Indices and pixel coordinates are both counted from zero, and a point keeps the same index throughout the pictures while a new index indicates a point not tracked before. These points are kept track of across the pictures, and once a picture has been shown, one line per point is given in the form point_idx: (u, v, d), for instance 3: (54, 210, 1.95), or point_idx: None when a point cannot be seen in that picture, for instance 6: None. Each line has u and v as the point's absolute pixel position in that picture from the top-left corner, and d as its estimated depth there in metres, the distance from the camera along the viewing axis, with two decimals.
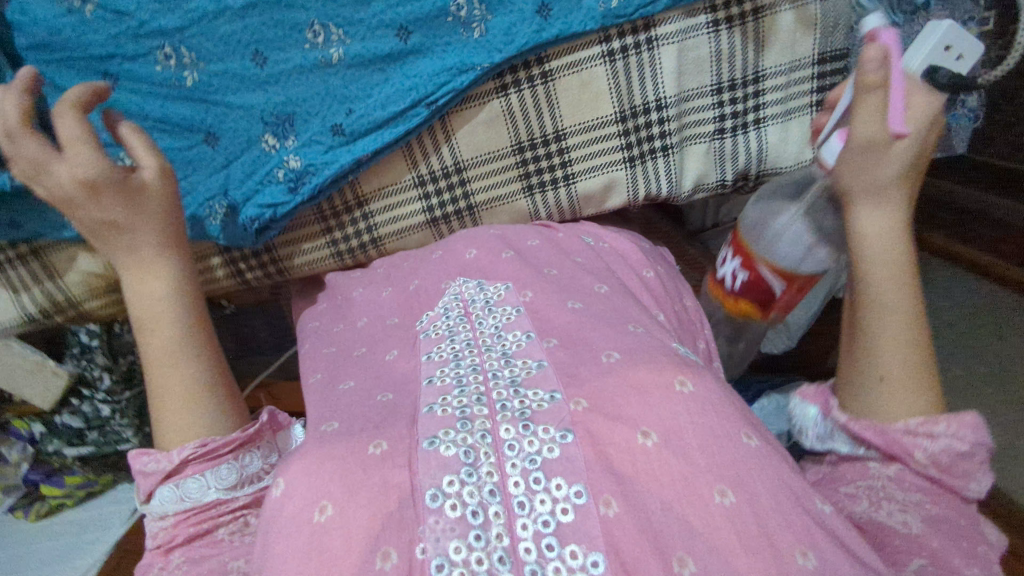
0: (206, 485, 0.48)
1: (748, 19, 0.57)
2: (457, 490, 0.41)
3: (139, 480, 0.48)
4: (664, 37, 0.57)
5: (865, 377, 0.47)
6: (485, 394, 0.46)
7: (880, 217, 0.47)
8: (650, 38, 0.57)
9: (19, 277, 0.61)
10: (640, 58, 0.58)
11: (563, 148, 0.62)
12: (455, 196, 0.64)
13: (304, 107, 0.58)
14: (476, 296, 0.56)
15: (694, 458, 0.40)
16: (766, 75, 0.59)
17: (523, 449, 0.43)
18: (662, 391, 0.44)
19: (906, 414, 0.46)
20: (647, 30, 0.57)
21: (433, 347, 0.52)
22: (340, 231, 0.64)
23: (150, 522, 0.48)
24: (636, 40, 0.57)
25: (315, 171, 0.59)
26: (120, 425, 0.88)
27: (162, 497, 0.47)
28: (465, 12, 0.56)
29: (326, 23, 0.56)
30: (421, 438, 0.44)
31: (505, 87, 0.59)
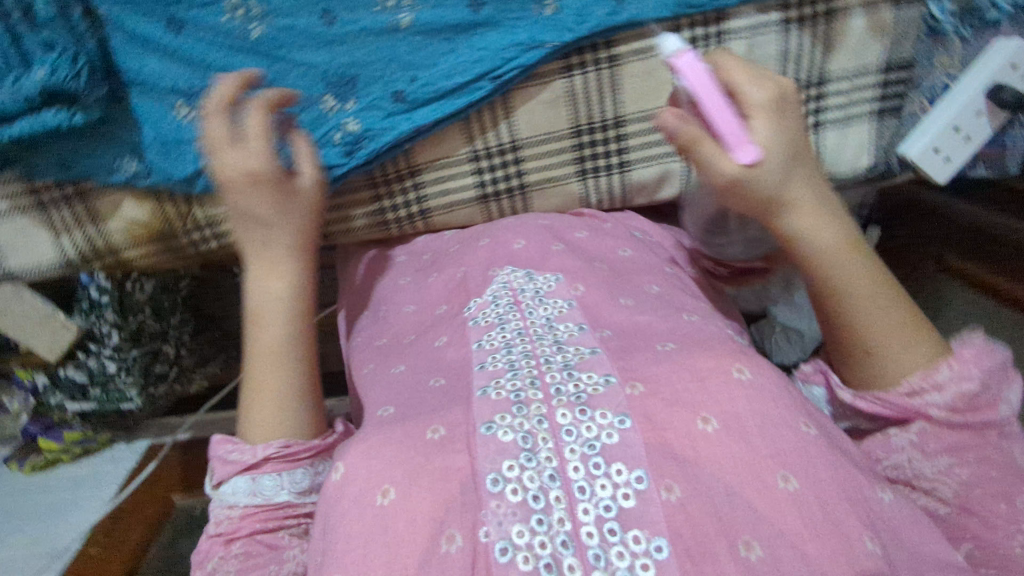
0: (279, 487, 0.48)
1: (819, 20, 0.56)
2: (518, 475, 0.40)
3: (216, 464, 0.49)
4: (734, 31, 0.56)
5: (858, 354, 0.47)
6: (539, 377, 0.45)
7: (805, 215, 0.46)
8: (720, 31, 0.56)
9: (63, 219, 0.61)
10: (708, 51, 0.57)
11: (621, 135, 0.61)
12: (509, 175, 0.63)
13: (367, 71, 0.57)
14: (526, 287, 0.53)
15: (756, 444, 0.41)
16: (830, 78, 0.58)
17: (581, 435, 0.42)
18: (719, 377, 0.44)
19: (911, 369, 0.46)
20: (717, 23, 0.56)
21: (484, 334, 0.50)
22: (389, 200, 0.63)
23: (218, 507, 0.48)
24: (706, 32, 0.57)
25: (373, 135, 0.58)
26: (124, 384, 0.85)
27: (236, 487, 0.48)
28: None
29: None
30: (480, 420, 0.43)
31: (570, 68, 0.58)
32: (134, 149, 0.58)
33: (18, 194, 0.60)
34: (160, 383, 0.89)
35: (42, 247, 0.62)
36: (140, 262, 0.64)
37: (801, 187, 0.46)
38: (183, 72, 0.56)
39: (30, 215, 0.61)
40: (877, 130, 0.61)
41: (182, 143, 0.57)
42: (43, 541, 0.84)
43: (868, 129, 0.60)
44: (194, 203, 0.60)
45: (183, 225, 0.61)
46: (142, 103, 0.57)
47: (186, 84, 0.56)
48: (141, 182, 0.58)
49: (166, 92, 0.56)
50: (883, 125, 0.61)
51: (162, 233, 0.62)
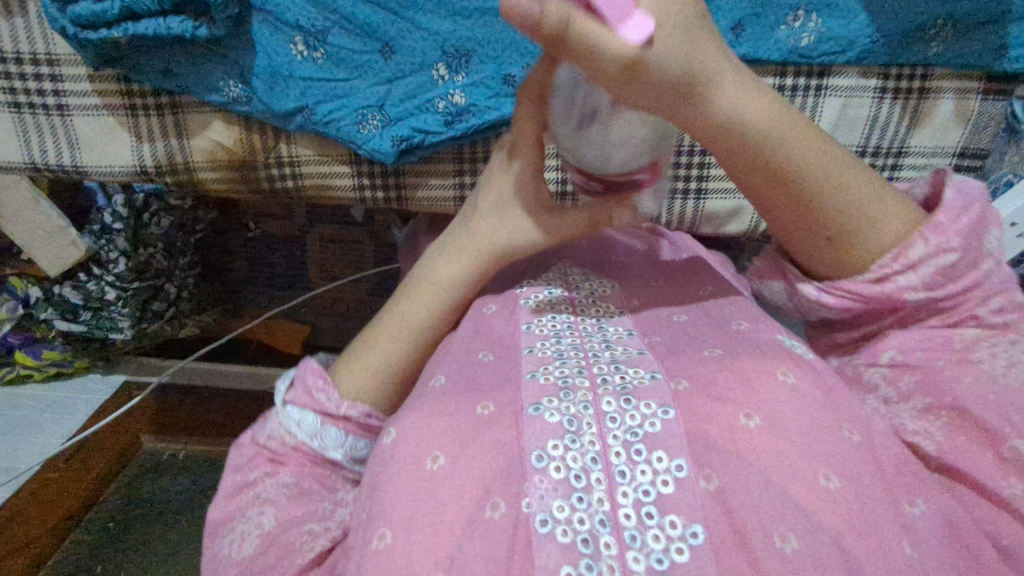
0: (341, 446, 0.45)
1: (913, 94, 0.59)
2: (561, 454, 0.33)
3: (298, 387, 0.46)
4: (835, 87, 0.59)
5: (836, 239, 0.41)
6: (587, 366, 0.38)
7: (729, 102, 0.38)
8: (820, 84, 0.59)
9: (148, 125, 0.62)
10: (805, 100, 0.59)
11: (706, 162, 0.62)
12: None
13: (484, 48, 0.58)
14: (580, 283, 0.46)
15: (797, 443, 0.36)
16: (909, 152, 0.61)
17: (624, 422, 0.35)
18: (764, 376, 0.38)
19: (895, 232, 0.40)
20: (820, 76, 0.58)
21: (534, 320, 0.42)
22: (470, 178, 0.64)
23: (274, 423, 0.46)
24: (808, 82, 0.58)
25: (476, 112, 0.59)
26: (118, 315, 0.80)
27: (304, 422, 0.45)
28: None
29: None
30: (524, 402, 0.36)
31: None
32: (239, 73, 0.58)
33: (111, 92, 0.61)
34: (154, 321, 0.83)
35: (120, 149, 0.63)
36: (213, 184, 0.65)
37: (716, 69, 0.37)
38: (310, 12, 0.57)
39: (118, 116, 0.62)
40: None
41: (290, 78, 0.58)
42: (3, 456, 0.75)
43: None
44: (283, 140, 0.62)
45: (266, 157, 0.63)
46: (262, 29, 0.58)
47: (309, 24, 0.57)
48: (238, 107, 0.59)
49: (287, 26, 0.58)
50: None
51: (243, 161, 0.63)
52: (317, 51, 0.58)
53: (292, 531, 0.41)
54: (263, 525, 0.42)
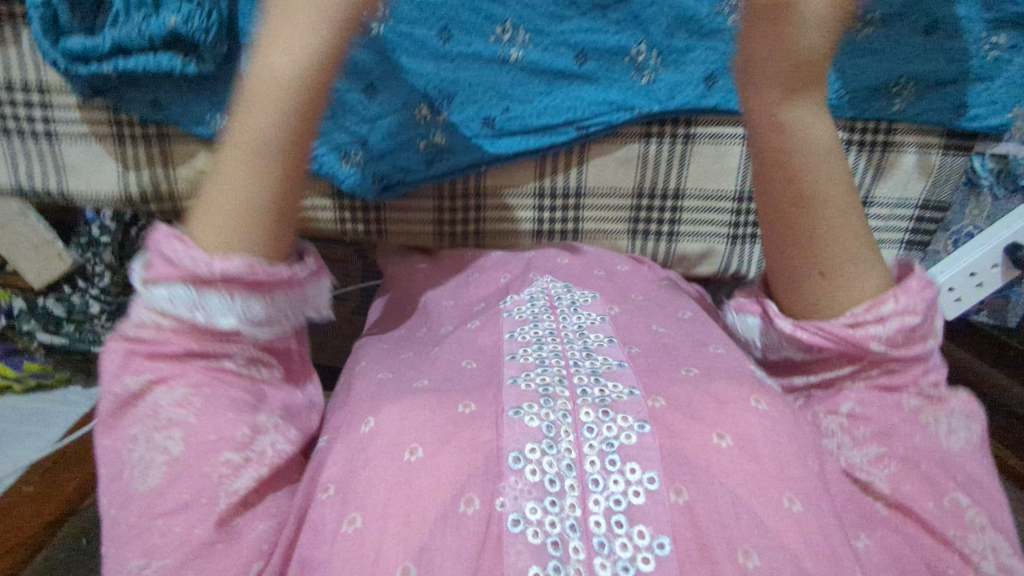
0: (234, 313, 0.36)
1: (876, 149, 0.63)
2: (538, 458, 0.34)
3: (155, 259, 0.36)
4: None
5: (806, 271, 0.43)
6: (567, 377, 0.39)
7: (801, 110, 0.41)
8: None
9: (134, 155, 0.65)
10: None
11: (678, 205, 0.66)
12: (568, 215, 0.66)
13: (467, 91, 0.60)
14: (562, 295, 0.47)
15: (767, 466, 0.36)
16: (874, 200, 0.65)
17: (601, 433, 0.36)
18: (738, 403, 0.39)
19: (856, 301, 0.42)
20: None
21: (517, 327, 0.43)
22: (450, 212, 0.66)
23: (144, 306, 0.36)
24: None
25: (456, 152, 0.61)
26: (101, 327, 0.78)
27: (172, 294, 0.35)
28: (643, 58, 0.60)
29: (517, 24, 0.59)
30: (505, 403, 0.37)
31: (649, 134, 0.63)
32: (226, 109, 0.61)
33: (100, 122, 0.64)
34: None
35: (106, 177, 0.66)
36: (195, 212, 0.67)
37: (815, 82, 0.41)
38: None
39: (106, 145, 0.65)
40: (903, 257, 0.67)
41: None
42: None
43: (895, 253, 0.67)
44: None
45: None
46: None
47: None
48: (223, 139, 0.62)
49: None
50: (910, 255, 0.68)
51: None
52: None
53: (207, 462, 0.35)
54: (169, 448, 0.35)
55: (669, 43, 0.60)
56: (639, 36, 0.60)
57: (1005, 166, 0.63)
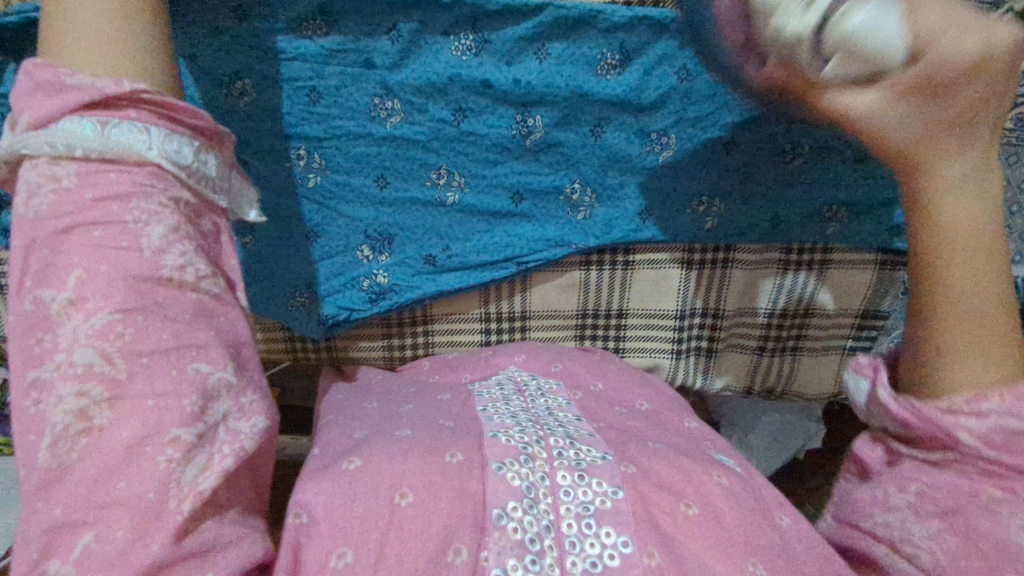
0: (145, 142, 0.38)
1: (813, 267, 0.70)
2: (519, 516, 0.35)
3: (37, 103, 0.37)
4: (737, 262, 0.70)
5: (932, 341, 0.43)
6: (544, 438, 0.41)
7: (953, 178, 0.41)
8: (727, 257, 0.70)
9: None
10: (713, 272, 0.70)
11: (621, 324, 0.73)
12: (513, 327, 0.73)
13: (404, 232, 0.68)
14: (529, 382, 0.51)
15: (733, 535, 0.36)
16: (814, 312, 0.72)
17: (577, 496, 0.37)
18: (700, 476, 0.40)
19: (960, 390, 0.42)
20: (727, 252, 0.70)
21: (490, 405, 0.47)
22: (398, 339, 0.73)
23: (40, 159, 0.37)
24: (715, 257, 0.70)
25: (397, 290, 0.69)
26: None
27: (78, 129, 0.36)
28: (577, 196, 0.67)
29: (451, 169, 0.66)
30: (489, 458, 0.38)
31: (588, 263, 0.70)
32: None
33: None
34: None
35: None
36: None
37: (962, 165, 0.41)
38: None
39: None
40: (843, 361, 0.75)
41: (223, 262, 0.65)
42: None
43: (840, 356, 0.75)
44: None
45: None
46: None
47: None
48: None
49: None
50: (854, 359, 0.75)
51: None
52: (247, 237, 0.66)
53: (149, 440, 0.33)
54: (95, 416, 0.33)
55: (602, 181, 0.66)
56: (572, 175, 0.66)
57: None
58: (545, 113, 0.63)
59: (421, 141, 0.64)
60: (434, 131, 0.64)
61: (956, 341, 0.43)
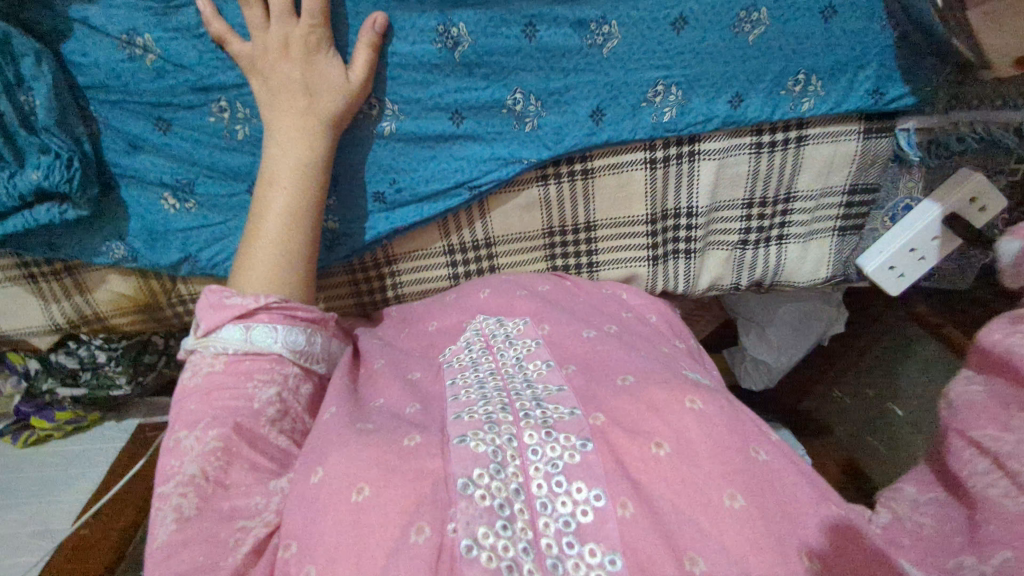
0: (275, 338, 0.47)
1: (790, 145, 0.61)
2: (486, 483, 0.34)
3: (206, 314, 0.47)
4: (705, 152, 0.62)
5: None
6: (509, 403, 0.39)
7: None
8: (692, 151, 0.62)
9: (52, 291, 0.67)
10: (680, 168, 0.63)
11: (591, 238, 0.67)
12: (479, 257, 0.69)
13: (349, 172, 0.62)
14: (496, 331, 0.49)
15: (707, 466, 0.34)
16: (797, 196, 0.65)
17: (546, 454, 0.36)
18: (671, 406, 0.37)
19: None
20: (691, 143, 0.61)
21: (457, 374, 0.44)
22: (366, 285, 0.71)
23: (199, 356, 0.46)
24: (679, 151, 0.62)
25: (352, 234, 0.64)
26: (114, 372, 0.77)
27: (227, 333, 0.45)
28: (520, 106, 0.59)
29: (383, 98, 0.59)
30: (450, 435, 0.36)
31: (545, 176, 0.64)
32: (118, 237, 0.62)
33: (9, 267, 0.65)
34: (149, 373, 0.79)
35: (30, 313, 0.68)
36: (124, 325, 0.71)
37: None
38: (171, 168, 0.60)
39: (22, 285, 0.66)
40: (840, 245, 0.67)
41: (168, 232, 0.62)
42: (27, 523, 0.71)
43: (830, 241, 0.67)
44: (179, 282, 0.67)
45: (167, 298, 0.69)
46: (131, 192, 0.61)
47: (173, 179, 0.61)
48: (126, 264, 0.64)
49: (153, 185, 0.61)
50: (846, 240, 0.67)
51: (147, 304, 0.69)
52: (188, 202, 0.62)
53: (222, 522, 0.37)
54: (181, 509, 0.37)
55: (546, 87, 0.59)
56: (511, 85, 0.58)
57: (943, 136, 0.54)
58: (467, 17, 0.56)
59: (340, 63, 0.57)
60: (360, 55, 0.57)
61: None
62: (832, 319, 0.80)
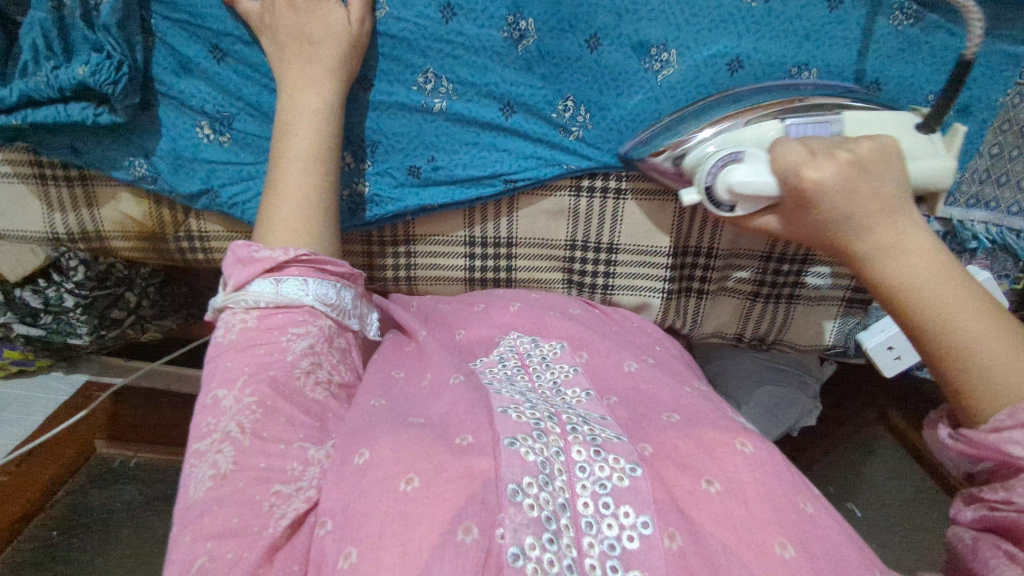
0: (306, 291, 0.45)
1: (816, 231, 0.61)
2: (535, 493, 0.33)
3: (233, 271, 0.45)
4: None
5: (959, 361, 0.38)
6: (557, 413, 0.38)
7: (850, 197, 0.41)
8: None
9: (59, 197, 0.64)
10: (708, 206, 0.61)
11: (611, 260, 0.65)
12: (498, 255, 0.66)
13: (389, 140, 0.61)
14: (532, 351, 0.48)
15: (757, 512, 0.33)
16: (814, 259, 0.62)
17: (593, 472, 0.35)
18: (723, 443, 0.37)
19: (1012, 385, 0.36)
20: None
21: (494, 378, 0.44)
22: (378, 258, 0.68)
23: (230, 314, 0.44)
24: None
25: (379, 201, 0.62)
26: (77, 321, 0.72)
27: (258, 288, 0.44)
28: (569, 113, 0.59)
29: (439, 74, 0.58)
30: (501, 432, 0.35)
31: (579, 187, 0.61)
32: (144, 154, 0.60)
33: (22, 163, 0.63)
34: (114, 329, 0.76)
35: (30, 216, 0.65)
36: (123, 250, 0.68)
37: (849, 178, 0.42)
38: (217, 98, 0.59)
39: (29, 184, 0.64)
40: (845, 316, 0.65)
41: (194, 161, 0.60)
42: None
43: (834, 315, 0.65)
44: (191, 215, 0.65)
45: (174, 231, 0.66)
46: (169, 113, 0.60)
47: (214, 109, 0.59)
48: (143, 184, 0.61)
49: (192, 110, 0.59)
50: (850, 314, 0.65)
51: (153, 234, 0.66)
52: (223, 135, 0.60)
53: (260, 488, 0.36)
54: (218, 466, 0.37)
55: (597, 99, 0.58)
56: (564, 91, 0.58)
57: (951, 229, 0.57)
58: (537, 13, 0.55)
59: (408, 39, 0.57)
60: (420, 29, 0.56)
61: (960, 375, 0.38)
62: (804, 410, 0.75)
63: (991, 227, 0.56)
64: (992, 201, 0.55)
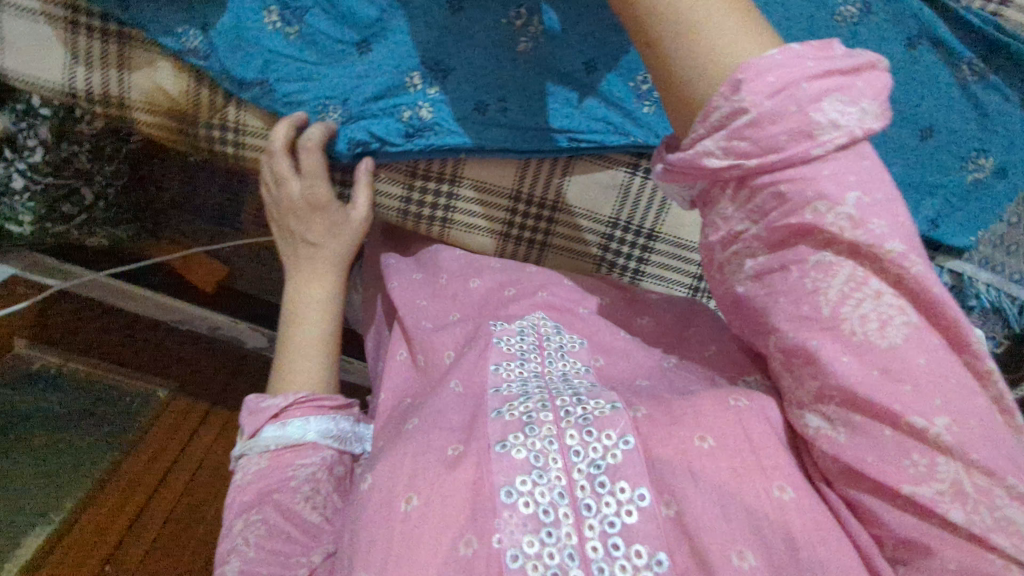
0: (309, 428, 0.48)
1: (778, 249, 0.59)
2: (530, 490, 0.35)
3: (244, 421, 0.48)
4: None
5: (675, 33, 0.34)
6: (550, 401, 0.39)
7: None
8: None
9: (88, 49, 0.53)
10: None
11: (649, 245, 0.63)
12: (538, 227, 0.62)
13: (463, 69, 0.55)
14: (551, 337, 0.47)
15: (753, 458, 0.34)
16: None
17: (587, 455, 0.36)
18: (717, 405, 0.37)
19: (738, 49, 0.33)
20: None
21: (503, 361, 0.43)
22: (418, 193, 0.59)
23: (245, 460, 0.47)
24: None
25: (439, 132, 0.55)
26: (21, 207, 0.61)
27: (267, 435, 0.47)
28: (646, 86, 0.56)
29: (533, 11, 0.54)
30: (492, 437, 0.37)
31: (638, 164, 0.59)
32: (200, 24, 0.52)
33: None
34: (60, 224, 0.65)
35: (47, 61, 0.54)
36: (144, 128, 0.57)
37: None
38: None
39: (55, 26, 0.53)
40: None
41: (254, 44, 0.53)
42: None
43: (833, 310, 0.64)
44: (233, 102, 0.55)
45: (209, 117, 0.56)
46: None
47: None
48: (192, 58, 0.53)
49: None
50: None
51: (183, 114, 0.56)
52: (291, 26, 0.53)
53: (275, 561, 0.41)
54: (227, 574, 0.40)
55: None
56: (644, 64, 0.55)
57: (958, 283, 0.59)
58: None
59: None
60: None
61: (675, 47, 0.34)
62: None
63: (992, 289, 0.59)
64: (998, 265, 0.58)
